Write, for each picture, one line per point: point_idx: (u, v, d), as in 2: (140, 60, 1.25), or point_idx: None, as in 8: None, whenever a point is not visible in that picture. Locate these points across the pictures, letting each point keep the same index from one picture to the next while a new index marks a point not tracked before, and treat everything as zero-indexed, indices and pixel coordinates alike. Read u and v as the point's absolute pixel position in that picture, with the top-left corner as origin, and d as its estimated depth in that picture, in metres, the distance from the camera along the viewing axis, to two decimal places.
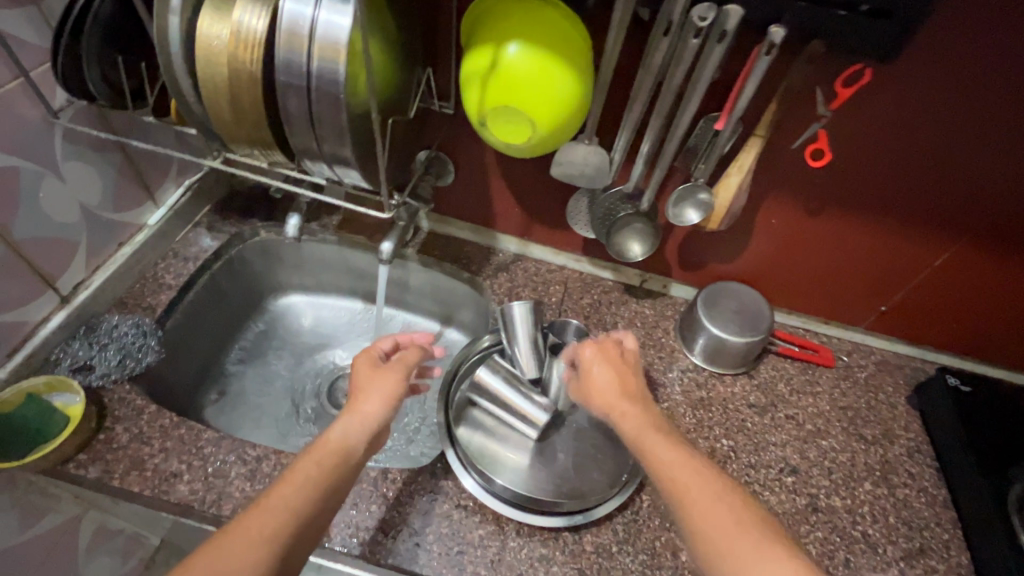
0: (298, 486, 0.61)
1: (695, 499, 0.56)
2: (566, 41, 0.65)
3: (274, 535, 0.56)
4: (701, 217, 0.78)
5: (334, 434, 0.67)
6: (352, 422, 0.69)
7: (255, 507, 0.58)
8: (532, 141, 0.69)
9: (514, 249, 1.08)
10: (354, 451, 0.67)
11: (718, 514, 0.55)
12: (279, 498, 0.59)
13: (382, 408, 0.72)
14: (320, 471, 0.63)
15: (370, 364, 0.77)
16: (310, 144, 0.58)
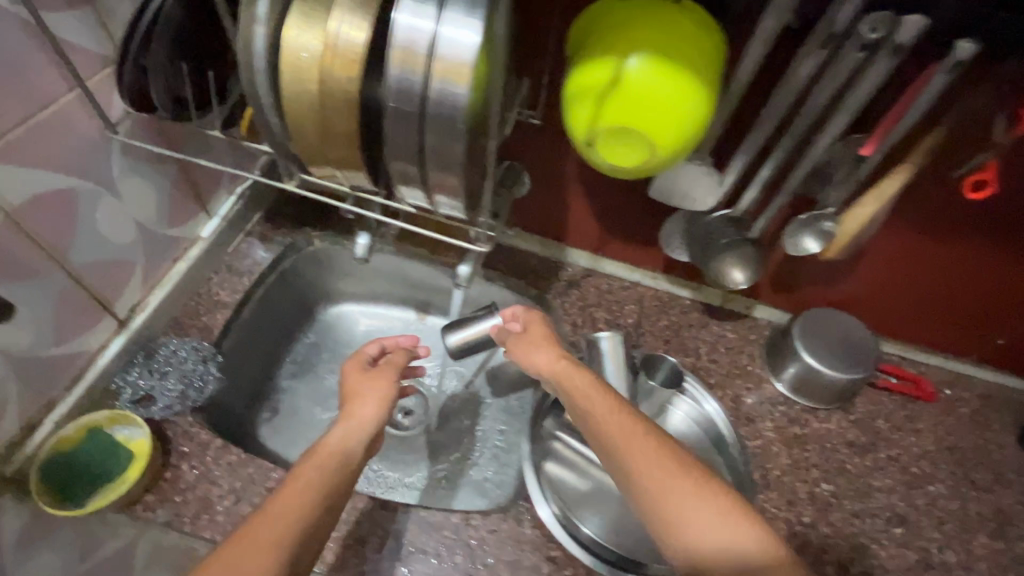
0: (306, 489, 0.58)
1: (627, 443, 0.59)
2: (699, 52, 0.56)
3: (286, 538, 0.53)
4: (821, 246, 0.70)
5: (331, 436, 0.67)
6: (348, 428, 0.68)
7: (261, 514, 0.55)
8: (648, 164, 0.61)
9: (585, 264, 1.00)
10: (353, 455, 0.66)
11: (660, 466, 0.57)
12: (282, 502, 0.56)
13: (377, 411, 0.72)
14: (322, 475, 0.61)
15: (360, 366, 0.78)
16: (413, 177, 0.50)
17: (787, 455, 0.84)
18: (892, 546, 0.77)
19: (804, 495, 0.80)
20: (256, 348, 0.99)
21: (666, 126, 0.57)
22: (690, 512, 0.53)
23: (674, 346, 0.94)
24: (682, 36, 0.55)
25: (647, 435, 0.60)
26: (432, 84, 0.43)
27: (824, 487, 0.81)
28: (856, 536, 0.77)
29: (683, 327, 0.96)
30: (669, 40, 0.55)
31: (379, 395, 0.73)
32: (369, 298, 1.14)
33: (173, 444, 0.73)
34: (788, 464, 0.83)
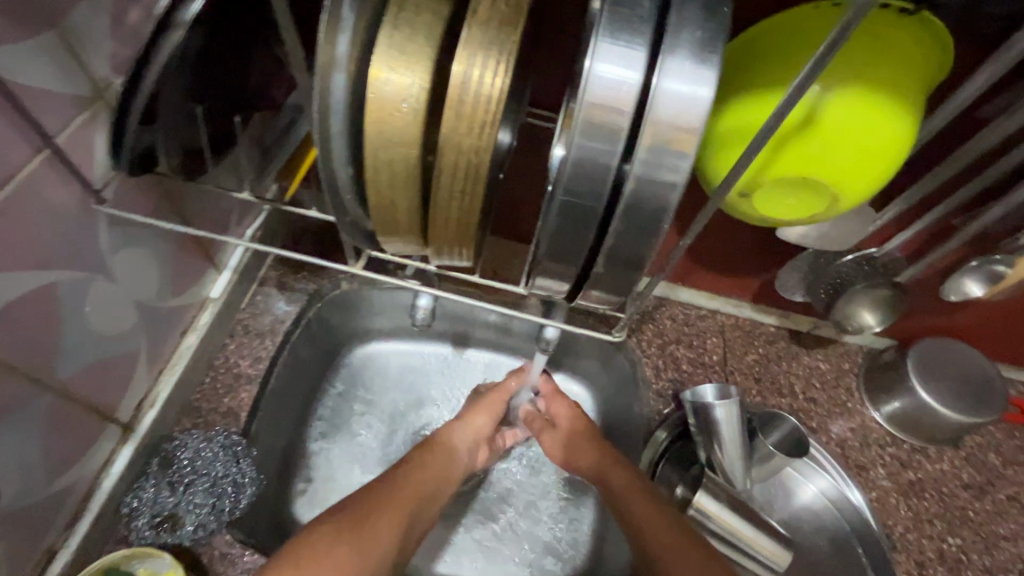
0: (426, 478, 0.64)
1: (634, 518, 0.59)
2: (922, 77, 0.42)
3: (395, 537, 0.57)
4: (984, 289, 0.59)
5: (448, 439, 0.69)
6: (464, 432, 0.71)
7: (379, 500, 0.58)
8: (816, 214, 0.48)
9: (657, 292, 0.88)
10: (459, 455, 0.69)
11: (647, 522, 0.58)
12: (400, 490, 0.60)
13: (489, 424, 0.73)
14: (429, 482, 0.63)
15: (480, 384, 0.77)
16: (565, 273, 0.36)
17: (907, 507, 0.76)
18: None
19: (932, 553, 0.72)
20: (278, 411, 0.83)
21: (864, 177, 0.43)
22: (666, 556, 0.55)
23: (767, 384, 0.83)
24: (902, 55, 0.41)
25: (652, 510, 0.59)
26: (632, 168, 0.30)
27: (950, 542, 0.74)
28: None
29: (773, 361, 0.86)
30: (883, 62, 0.40)
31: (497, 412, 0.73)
32: (402, 335, 0.98)
33: (212, 573, 0.59)
34: (910, 518, 0.75)
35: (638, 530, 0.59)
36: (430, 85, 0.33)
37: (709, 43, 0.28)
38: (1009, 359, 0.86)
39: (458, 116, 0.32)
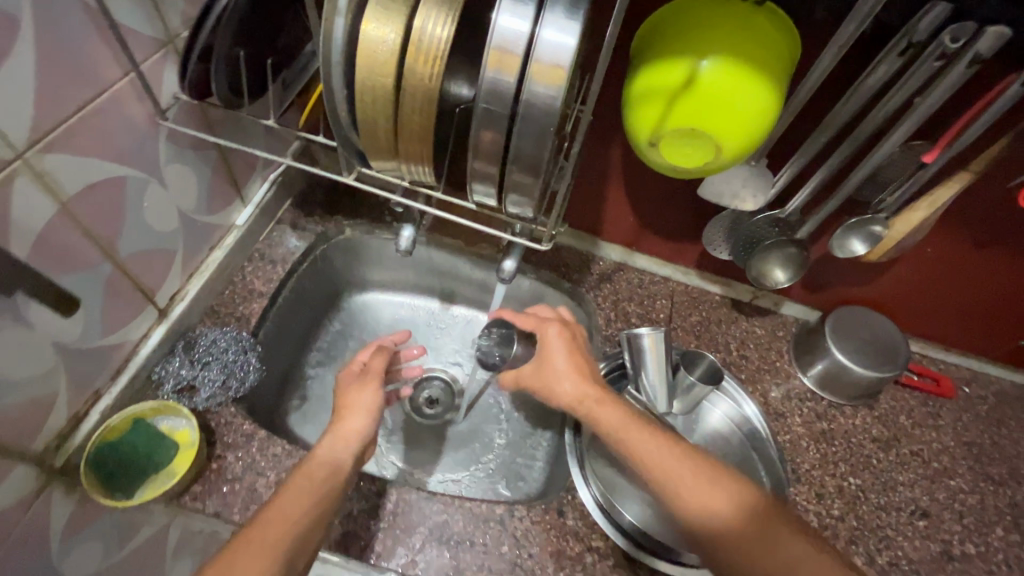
0: (281, 523, 0.57)
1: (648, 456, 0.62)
2: (776, 56, 0.56)
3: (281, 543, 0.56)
4: (866, 248, 0.71)
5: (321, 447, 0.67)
6: (338, 441, 0.68)
7: (248, 529, 0.57)
8: (709, 164, 0.61)
9: (616, 257, 1.01)
10: (343, 466, 0.66)
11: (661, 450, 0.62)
12: (259, 534, 0.56)
13: (367, 423, 0.71)
14: (314, 481, 0.62)
15: (350, 376, 0.77)
16: (491, 173, 0.49)
17: (815, 450, 0.86)
18: (916, 538, 0.80)
19: (832, 489, 0.82)
20: (283, 334, 0.97)
21: (736, 131, 0.57)
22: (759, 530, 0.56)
23: (705, 341, 0.95)
24: (756, 36, 0.55)
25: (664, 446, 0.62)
26: (524, 89, 0.43)
27: (851, 481, 0.84)
28: (881, 528, 0.80)
29: (714, 323, 0.97)
30: (743, 41, 0.54)
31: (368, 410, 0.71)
32: (396, 286, 1.13)
33: (217, 434, 0.72)
34: (817, 458, 0.85)
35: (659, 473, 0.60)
36: (402, 33, 0.48)
37: (577, 4, 0.41)
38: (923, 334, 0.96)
39: (418, 53, 0.47)
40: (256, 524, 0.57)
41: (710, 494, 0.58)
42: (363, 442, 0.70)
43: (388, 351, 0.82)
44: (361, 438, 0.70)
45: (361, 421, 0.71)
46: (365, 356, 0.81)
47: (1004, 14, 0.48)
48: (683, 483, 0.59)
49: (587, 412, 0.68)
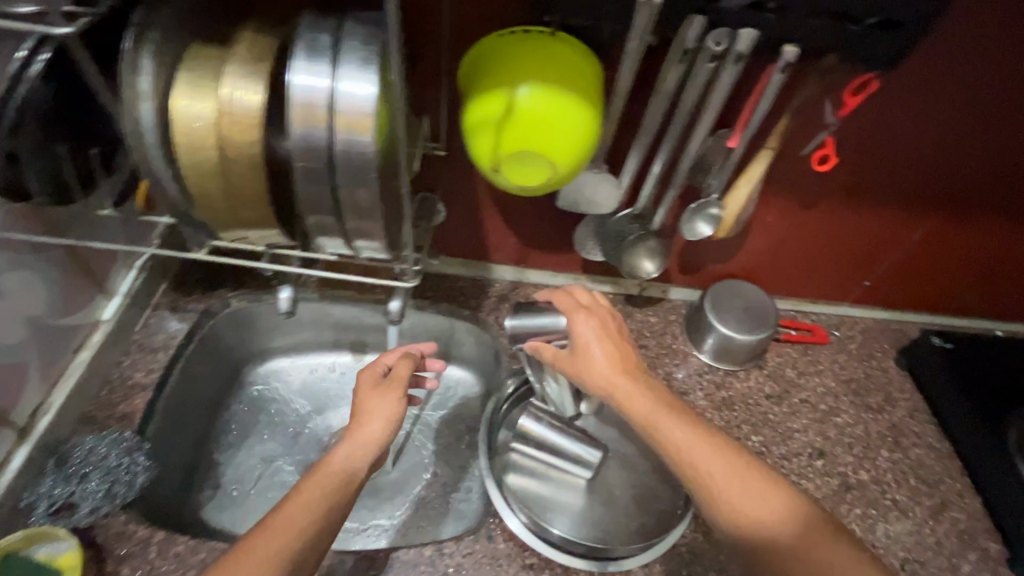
0: (284, 537, 0.57)
1: (698, 459, 0.61)
2: (583, 76, 0.62)
3: (279, 557, 0.56)
4: (712, 230, 0.79)
5: (339, 456, 0.67)
6: (354, 449, 0.68)
7: (260, 530, 0.58)
8: (552, 180, 0.66)
9: (510, 277, 1.05)
10: (356, 478, 0.65)
11: (709, 461, 0.61)
12: (263, 547, 0.56)
13: (384, 431, 0.71)
14: (325, 491, 0.62)
15: (373, 380, 0.76)
16: (332, 221, 0.51)
17: (719, 418, 0.93)
18: (817, 478, 0.87)
19: None
20: (180, 424, 0.92)
21: (565, 148, 0.62)
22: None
23: None
24: (563, 62, 0.60)
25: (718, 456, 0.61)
26: (337, 138, 0.45)
27: (754, 439, 0.91)
28: (787, 476, 0.87)
29: None
30: (551, 66, 0.60)
31: (388, 417, 0.71)
32: (301, 348, 1.09)
33: (107, 548, 0.67)
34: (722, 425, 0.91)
35: (706, 481, 0.60)
36: (214, 102, 0.48)
37: (368, 57, 0.44)
38: (788, 292, 1.06)
39: (234, 120, 0.48)
40: (262, 531, 0.58)
41: (762, 516, 0.57)
42: (379, 447, 0.70)
43: (414, 359, 0.80)
44: (379, 442, 0.70)
45: (380, 423, 0.71)
46: (390, 361, 0.80)
47: (748, 16, 0.56)
48: (728, 496, 0.59)
49: (622, 398, 0.67)
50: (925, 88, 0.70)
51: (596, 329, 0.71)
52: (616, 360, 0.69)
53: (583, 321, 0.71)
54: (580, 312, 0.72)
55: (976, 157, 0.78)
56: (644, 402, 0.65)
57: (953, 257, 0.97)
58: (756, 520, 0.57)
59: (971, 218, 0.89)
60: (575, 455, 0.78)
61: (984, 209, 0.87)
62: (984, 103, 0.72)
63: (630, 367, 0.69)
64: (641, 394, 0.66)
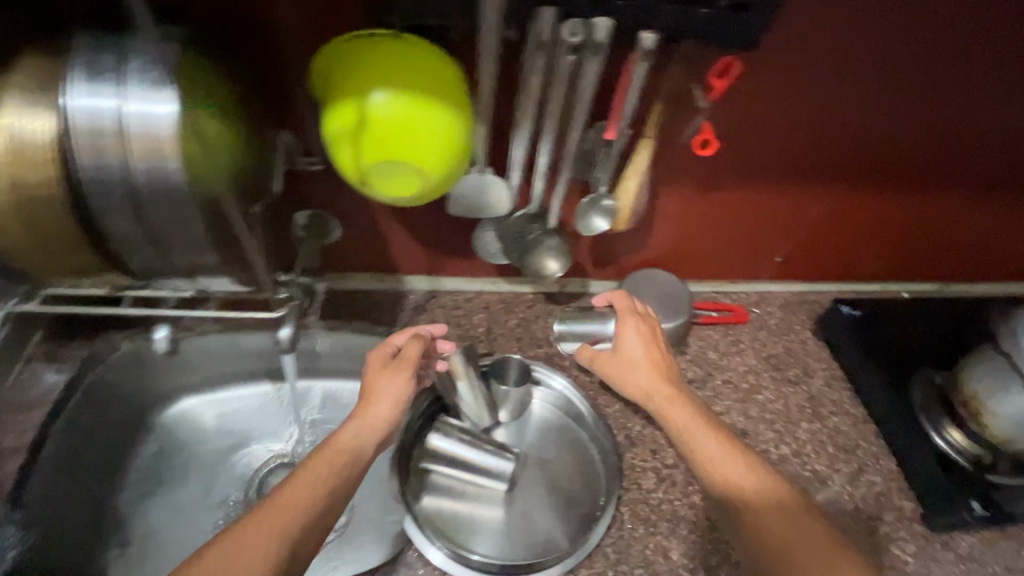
0: (290, 513, 0.60)
1: (725, 468, 0.69)
2: (439, 77, 0.58)
3: (282, 532, 0.58)
4: (609, 223, 0.77)
5: (347, 435, 0.69)
6: (361, 427, 0.70)
7: (269, 502, 0.61)
8: (425, 190, 0.63)
9: (425, 287, 1.01)
10: (361, 459, 0.68)
11: (738, 470, 0.68)
12: (271, 521, 0.58)
13: (391, 411, 0.72)
14: (331, 472, 0.65)
15: (381, 361, 0.74)
16: (156, 259, 0.56)
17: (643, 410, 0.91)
18: None
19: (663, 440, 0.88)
20: (72, 482, 0.84)
21: (433, 157, 0.60)
22: (806, 561, 0.60)
23: (527, 341, 0.98)
24: (413, 64, 0.57)
25: (748, 469, 0.68)
26: (139, 162, 0.49)
27: None
28: None
29: (532, 320, 1.01)
30: (409, 71, 0.57)
31: (395, 397, 0.71)
32: (211, 383, 1.00)
33: None
34: (645, 417, 0.90)
35: (731, 486, 0.67)
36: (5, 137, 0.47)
37: (158, 81, 0.49)
38: (699, 275, 1.04)
39: (29, 154, 0.48)
40: (267, 507, 0.60)
41: (774, 522, 0.64)
42: (383, 426, 0.71)
43: (424, 339, 0.77)
44: (385, 422, 0.71)
45: (387, 404, 0.72)
46: (399, 340, 0.77)
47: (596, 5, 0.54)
48: (749, 501, 0.66)
49: (657, 407, 0.77)
50: (797, 64, 0.68)
51: (639, 339, 0.81)
52: (658, 368, 0.79)
53: (634, 326, 0.82)
54: (637, 319, 0.83)
55: (862, 130, 0.78)
56: (673, 402, 0.76)
57: (858, 229, 0.97)
58: (769, 529, 0.63)
59: (866, 189, 0.89)
60: (489, 469, 0.77)
61: (880, 180, 0.87)
62: (855, 75, 0.70)
63: (671, 380, 0.79)
64: (676, 407, 0.76)
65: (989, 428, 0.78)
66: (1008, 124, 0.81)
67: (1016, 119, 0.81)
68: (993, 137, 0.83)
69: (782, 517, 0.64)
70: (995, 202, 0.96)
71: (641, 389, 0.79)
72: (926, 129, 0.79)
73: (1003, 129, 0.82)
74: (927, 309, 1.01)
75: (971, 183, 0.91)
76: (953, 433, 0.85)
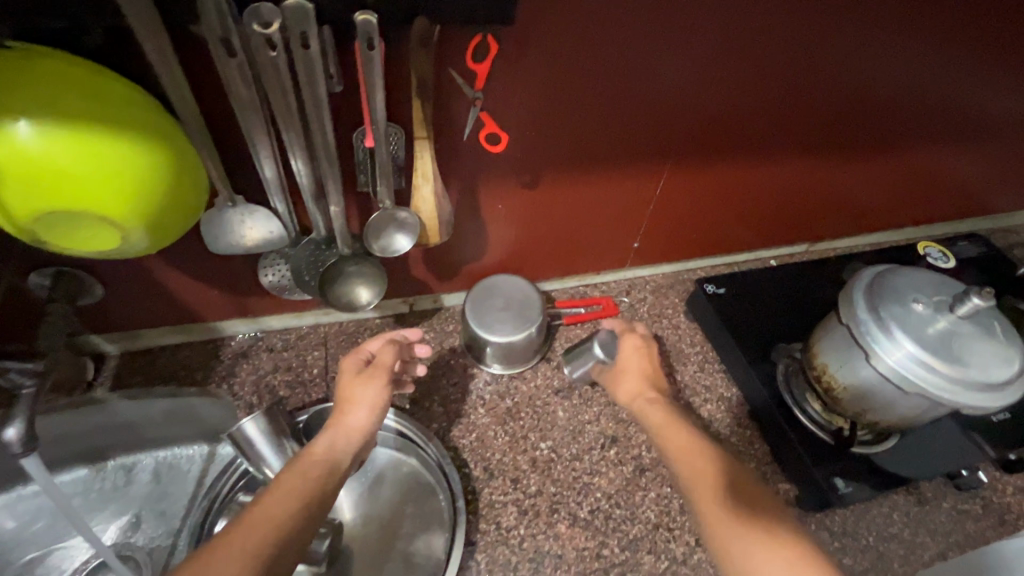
0: (263, 527, 0.51)
1: (705, 461, 0.62)
2: (88, 94, 0.43)
3: (259, 548, 0.49)
4: (413, 239, 0.67)
5: (323, 445, 0.62)
6: (337, 437, 0.64)
7: (241, 520, 0.52)
8: (134, 238, 0.51)
9: (246, 329, 0.87)
10: (340, 467, 0.61)
11: (711, 468, 0.61)
12: (245, 535, 0.50)
13: (370, 420, 0.66)
14: (310, 482, 0.57)
15: (355, 368, 0.70)
16: None
17: (503, 434, 0.82)
18: (611, 469, 0.80)
19: (526, 464, 0.80)
20: None
21: (122, 202, 0.47)
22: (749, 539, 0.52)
23: None
24: (43, 82, 0.42)
25: (718, 469, 0.60)
26: None
27: (543, 446, 0.81)
28: (580, 479, 0.79)
29: None
30: (51, 93, 0.42)
31: (374, 406, 0.66)
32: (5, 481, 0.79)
33: None
34: (506, 442, 0.81)
35: (701, 474, 0.60)
36: None
37: None
38: (553, 272, 0.97)
39: None
40: (241, 521, 0.52)
41: (733, 510, 0.55)
42: (356, 437, 0.65)
43: (399, 346, 0.74)
44: (358, 432, 0.65)
45: (364, 414, 0.66)
46: (372, 348, 0.73)
47: None
48: (716, 489, 0.58)
49: (640, 405, 0.73)
50: (590, 35, 0.59)
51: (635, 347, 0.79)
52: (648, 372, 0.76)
53: (631, 342, 0.79)
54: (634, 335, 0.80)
55: (685, 100, 0.70)
56: (655, 404, 0.72)
57: (709, 202, 0.92)
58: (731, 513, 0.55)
59: (711, 163, 0.83)
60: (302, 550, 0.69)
61: (719, 150, 0.81)
62: (661, 44, 0.62)
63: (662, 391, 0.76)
64: (654, 406, 0.72)
65: (842, 401, 0.75)
66: (845, 82, 0.76)
67: (854, 72, 0.75)
68: (830, 97, 0.78)
69: (727, 472, 0.60)
70: (854, 158, 0.92)
71: (630, 390, 0.76)
72: (756, 94, 0.73)
73: (840, 90, 0.77)
74: (789, 277, 0.98)
75: (817, 146, 0.87)
76: (815, 406, 0.82)
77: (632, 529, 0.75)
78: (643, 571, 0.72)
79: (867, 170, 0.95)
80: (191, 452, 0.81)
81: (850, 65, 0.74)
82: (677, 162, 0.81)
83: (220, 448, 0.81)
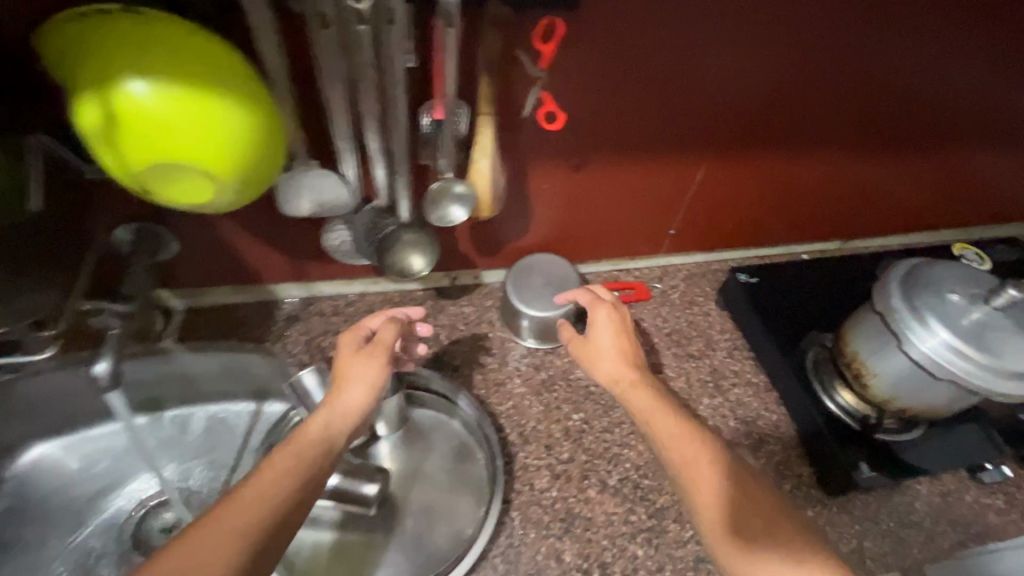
0: (252, 509, 0.50)
1: (698, 461, 0.58)
2: (198, 58, 0.48)
3: (252, 529, 0.49)
4: (468, 211, 0.71)
5: (315, 423, 0.60)
6: (333, 415, 0.62)
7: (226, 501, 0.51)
8: (227, 195, 0.55)
9: (299, 294, 0.93)
10: (337, 445, 0.60)
11: (699, 464, 0.58)
12: (232, 519, 0.49)
13: (367, 399, 0.65)
14: (306, 462, 0.56)
15: (352, 345, 0.68)
16: None
17: (538, 404, 0.86)
18: (640, 443, 0.83)
19: (558, 433, 0.83)
20: None
21: (221, 159, 0.51)
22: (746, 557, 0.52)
23: None
24: (162, 47, 0.47)
25: (703, 464, 0.58)
26: None
27: (576, 418, 0.85)
28: (610, 450, 0.82)
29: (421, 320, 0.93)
30: (167, 57, 0.47)
31: (369, 383, 0.65)
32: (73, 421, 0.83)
33: None
34: (540, 412, 0.85)
35: (692, 482, 0.57)
36: None
37: None
38: (590, 255, 1.00)
39: None
40: (229, 500, 0.51)
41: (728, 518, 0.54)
42: (354, 416, 0.64)
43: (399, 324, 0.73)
44: (356, 410, 0.64)
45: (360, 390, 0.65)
46: (372, 324, 0.72)
47: None
48: (708, 497, 0.56)
49: (622, 393, 0.68)
50: (646, 21, 0.62)
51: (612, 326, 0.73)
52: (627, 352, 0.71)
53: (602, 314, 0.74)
54: (607, 306, 0.75)
55: (732, 89, 0.73)
56: (638, 389, 0.66)
57: (748, 193, 0.93)
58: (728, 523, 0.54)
59: (755, 152, 0.85)
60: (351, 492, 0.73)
61: (761, 141, 0.83)
62: (714, 31, 0.65)
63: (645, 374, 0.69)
64: (635, 394, 0.66)
65: (871, 388, 0.78)
66: (891, 77, 0.77)
67: (901, 66, 0.76)
68: (875, 92, 0.79)
69: (721, 466, 0.58)
70: (896, 155, 0.92)
71: (609, 375, 0.70)
72: (802, 86, 0.75)
73: (887, 84, 0.78)
74: (822, 270, 0.99)
75: (860, 140, 0.88)
76: (844, 395, 0.83)
77: (658, 499, 0.79)
78: (668, 538, 0.76)
79: (907, 168, 0.96)
80: (239, 407, 0.87)
81: (897, 59, 0.74)
82: (719, 151, 0.83)
83: (267, 406, 0.87)
